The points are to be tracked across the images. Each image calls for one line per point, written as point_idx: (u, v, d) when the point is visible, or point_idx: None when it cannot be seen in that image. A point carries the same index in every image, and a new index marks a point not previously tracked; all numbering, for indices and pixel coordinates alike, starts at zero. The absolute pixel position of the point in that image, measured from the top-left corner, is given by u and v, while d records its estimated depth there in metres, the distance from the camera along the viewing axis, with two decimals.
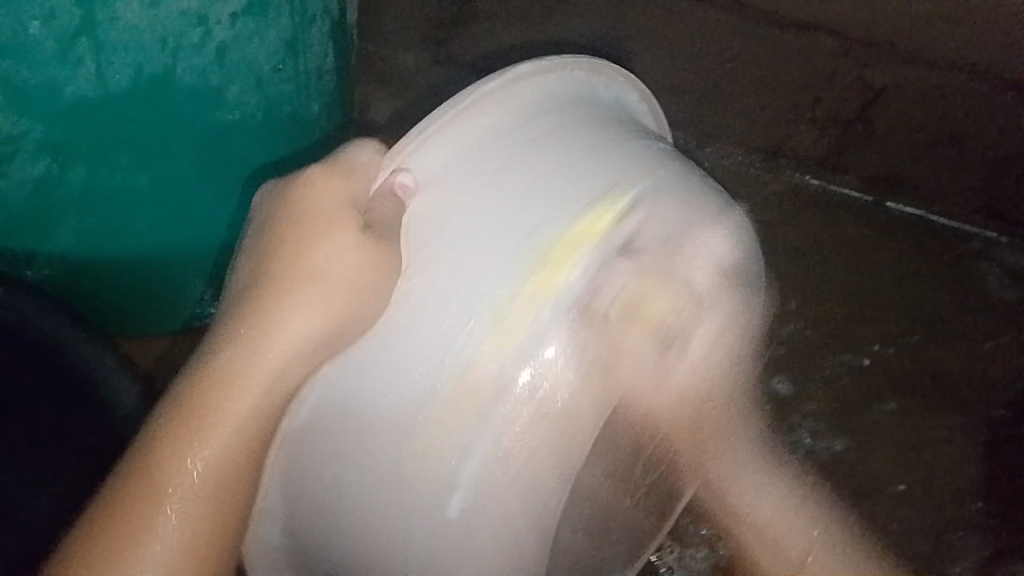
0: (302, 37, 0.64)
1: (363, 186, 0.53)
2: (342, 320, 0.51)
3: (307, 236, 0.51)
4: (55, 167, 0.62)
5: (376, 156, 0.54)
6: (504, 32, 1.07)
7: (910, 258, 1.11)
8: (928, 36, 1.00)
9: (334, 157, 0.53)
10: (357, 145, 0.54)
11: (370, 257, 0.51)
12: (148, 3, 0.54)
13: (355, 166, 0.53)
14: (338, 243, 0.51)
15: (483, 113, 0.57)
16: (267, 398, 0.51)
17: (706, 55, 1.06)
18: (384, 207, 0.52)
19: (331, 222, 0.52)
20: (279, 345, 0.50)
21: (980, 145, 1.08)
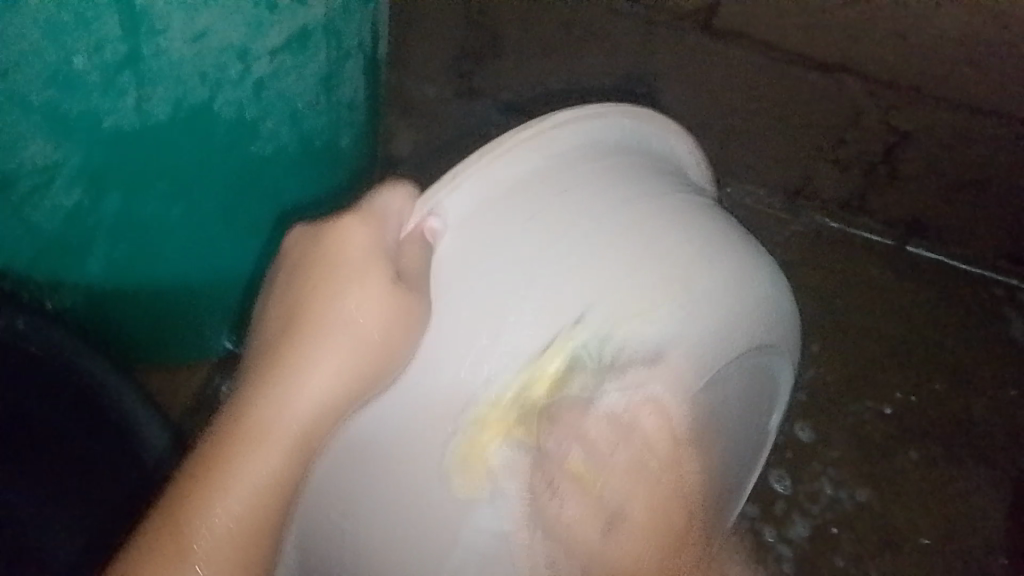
0: (337, 72, 0.63)
1: (391, 230, 0.49)
2: (364, 374, 0.49)
3: (331, 287, 0.49)
4: (87, 196, 0.61)
5: (408, 201, 0.50)
6: (524, 65, 1.06)
7: (932, 303, 1.13)
8: (959, 83, 0.95)
9: (367, 201, 0.50)
10: (389, 188, 0.50)
11: (395, 306, 0.48)
12: (192, 38, 0.53)
13: (388, 214, 0.49)
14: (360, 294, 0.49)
15: (521, 158, 0.52)
16: (296, 449, 0.49)
17: (730, 96, 1.05)
18: (412, 254, 0.49)
19: (363, 274, 0.49)
20: (300, 398, 0.48)
21: (1003, 190, 1.06)
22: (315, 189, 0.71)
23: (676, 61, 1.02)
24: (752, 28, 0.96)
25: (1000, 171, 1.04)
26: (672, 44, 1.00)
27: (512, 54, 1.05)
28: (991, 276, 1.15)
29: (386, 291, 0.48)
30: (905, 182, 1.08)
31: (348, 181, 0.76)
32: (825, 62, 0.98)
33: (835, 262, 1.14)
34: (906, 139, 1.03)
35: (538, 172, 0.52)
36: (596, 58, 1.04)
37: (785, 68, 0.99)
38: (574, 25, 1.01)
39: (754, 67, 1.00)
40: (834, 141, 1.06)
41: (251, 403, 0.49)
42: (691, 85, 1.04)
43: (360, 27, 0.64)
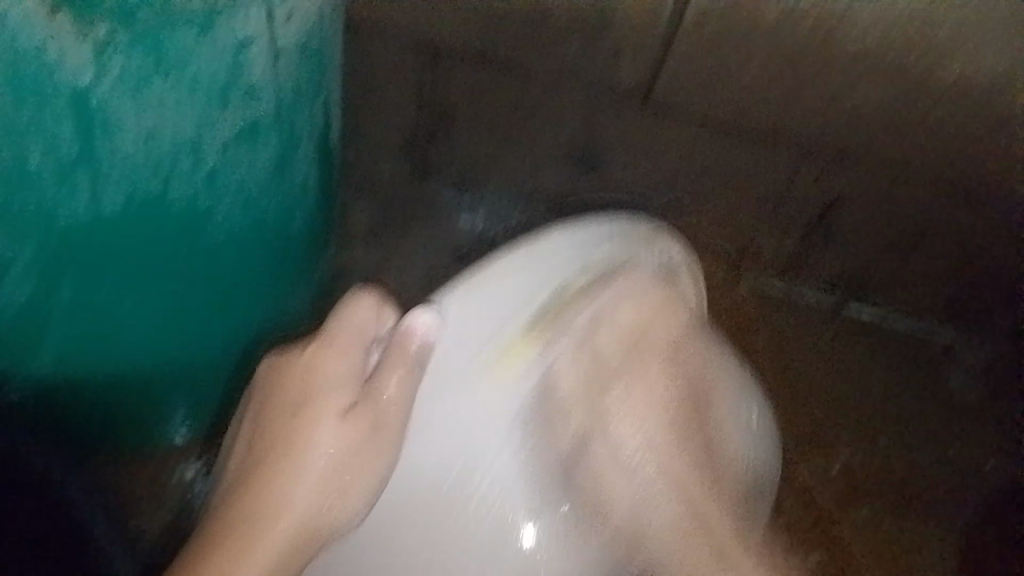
0: (287, 158, 0.66)
1: (357, 358, 0.67)
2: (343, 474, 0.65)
3: (311, 413, 0.65)
4: (41, 289, 0.61)
5: (370, 317, 0.68)
6: (475, 143, 1.09)
7: (887, 362, 1.11)
8: (887, 149, 1.02)
9: (336, 328, 0.67)
10: (354, 316, 0.68)
11: (371, 433, 0.64)
12: (144, 136, 0.54)
13: (358, 339, 0.68)
14: (338, 424, 0.65)
15: (506, 279, 0.68)
16: (293, 537, 0.62)
17: (671, 166, 1.08)
18: (392, 375, 0.64)
19: (330, 395, 0.66)
20: (297, 495, 0.64)
21: (940, 249, 1.09)
22: (268, 267, 0.73)
23: (618, 130, 1.07)
24: (687, 101, 1.02)
25: (934, 229, 1.08)
26: (612, 117, 1.06)
27: (466, 125, 1.08)
28: None
29: (359, 420, 0.65)
30: (839, 240, 1.11)
31: (300, 256, 0.78)
32: (761, 128, 1.03)
33: (790, 320, 1.11)
34: (837, 204, 1.08)
35: (515, 292, 0.67)
36: (546, 133, 1.08)
37: (718, 138, 1.06)
38: (523, 100, 1.06)
39: (692, 136, 1.06)
40: (772, 204, 1.09)
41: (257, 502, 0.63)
42: (639, 155, 1.08)
43: (309, 113, 0.66)
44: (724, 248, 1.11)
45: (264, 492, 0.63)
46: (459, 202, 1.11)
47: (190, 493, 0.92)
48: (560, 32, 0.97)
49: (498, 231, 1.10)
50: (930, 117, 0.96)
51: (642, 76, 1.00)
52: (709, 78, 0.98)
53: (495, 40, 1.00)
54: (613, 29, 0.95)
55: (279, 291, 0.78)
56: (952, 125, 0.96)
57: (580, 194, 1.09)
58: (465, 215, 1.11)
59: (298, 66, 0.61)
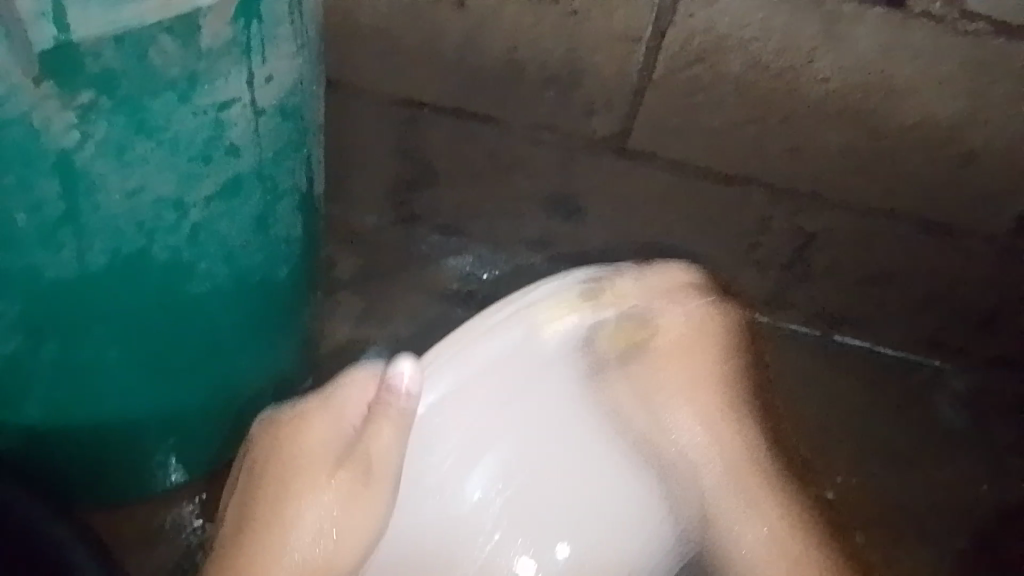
0: (271, 212, 0.68)
1: (350, 420, 0.64)
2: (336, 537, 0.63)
3: (307, 472, 0.63)
4: (30, 342, 0.64)
5: (369, 384, 0.64)
6: (458, 190, 1.13)
7: (869, 388, 1.19)
8: (856, 188, 1.04)
9: (331, 394, 0.64)
10: (352, 381, 0.65)
11: (363, 486, 0.63)
12: (128, 194, 0.57)
13: (347, 404, 0.64)
14: (330, 478, 0.63)
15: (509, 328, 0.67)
16: None
17: (648, 209, 1.12)
18: (380, 439, 0.62)
19: (320, 461, 0.64)
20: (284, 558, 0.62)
21: (913, 279, 1.13)
22: (254, 317, 0.75)
23: (598, 178, 1.09)
24: (663, 149, 1.04)
25: (904, 263, 1.11)
26: (591, 165, 1.07)
27: (446, 182, 1.12)
28: (916, 358, 1.21)
29: (349, 476, 0.63)
30: (817, 275, 1.15)
31: (287, 308, 0.80)
32: (732, 174, 1.05)
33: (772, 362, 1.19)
34: (812, 239, 1.11)
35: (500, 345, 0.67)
36: (522, 180, 1.11)
37: (696, 181, 1.07)
38: (501, 154, 1.08)
39: (665, 183, 1.08)
40: (748, 252, 1.14)
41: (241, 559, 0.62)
42: (618, 209, 1.12)
43: (293, 171, 0.68)
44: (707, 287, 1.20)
45: (258, 555, 0.62)
46: (445, 249, 1.20)
47: (188, 537, 0.92)
48: (537, 87, 1.00)
49: (490, 273, 1.19)
50: (895, 155, 0.99)
51: (616, 125, 1.02)
52: (683, 126, 1.01)
53: (473, 94, 1.01)
54: (588, 84, 0.98)
55: (268, 340, 0.80)
56: (917, 162, 0.99)
57: (562, 242, 1.18)
58: (451, 260, 1.19)
59: (281, 126, 0.63)
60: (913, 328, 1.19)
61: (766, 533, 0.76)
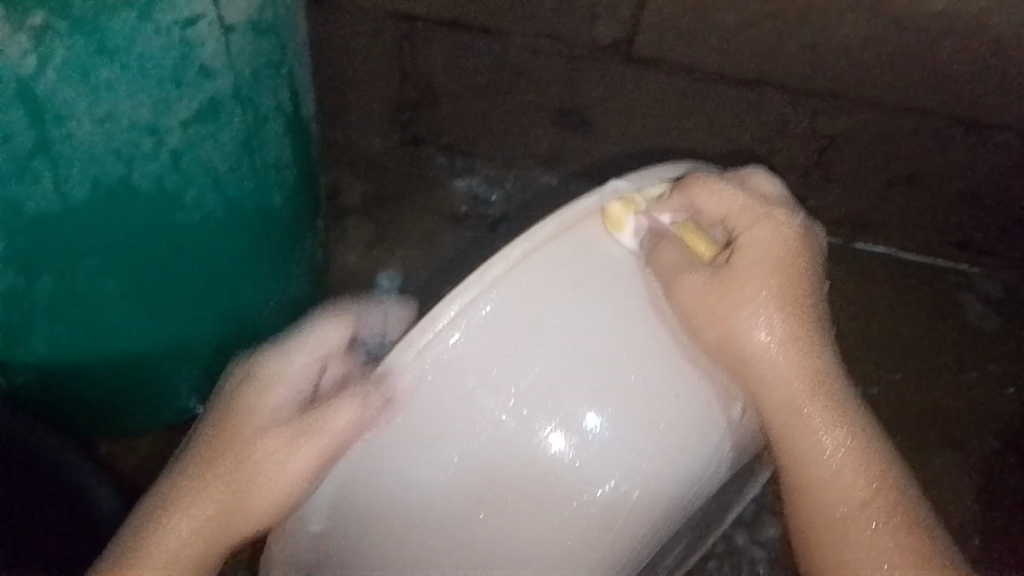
0: (256, 135, 0.65)
1: (310, 364, 0.54)
2: (277, 504, 0.52)
3: (248, 419, 0.53)
4: (24, 279, 0.63)
5: (339, 334, 0.54)
6: (461, 108, 1.10)
7: (895, 296, 1.18)
8: (877, 86, 0.98)
9: (307, 334, 0.54)
10: (326, 326, 0.54)
11: (298, 446, 0.51)
12: (98, 120, 0.55)
13: (316, 346, 0.54)
14: (273, 429, 0.52)
15: (538, 269, 0.51)
16: (203, 554, 0.53)
17: (656, 119, 1.08)
18: (341, 403, 0.50)
19: (261, 420, 0.53)
20: (215, 515, 0.53)
21: (939, 181, 1.08)
22: (252, 245, 0.74)
23: (607, 88, 1.05)
24: (672, 56, 0.99)
25: (931, 162, 1.06)
26: (597, 76, 1.03)
27: (449, 101, 1.09)
28: (942, 263, 1.19)
29: (294, 439, 0.51)
30: (840, 180, 1.11)
31: (288, 234, 0.79)
32: (745, 78, 1.00)
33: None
34: (834, 141, 1.06)
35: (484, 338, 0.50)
36: (524, 95, 1.07)
37: (708, 86, 1.02)
38: (503, 68, 1.04)
39: (676, 89, 1.03)
40: (765, 160, 1.10)
41: (173, 498, 0.53)
42: (627, 118, 1.08)
43: (275, 94, 0.66)
44: None
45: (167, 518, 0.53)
46: (455, 168, 1.19)
47: None
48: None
49: (498, 193, 1.19)
50: (918, 51, 0.93)
51: (620, 31, 0.97)
52: (693, 31, 0.95)
53: (469, 8, 0.96)
54: None
55: (271, 267, 0.79)
56: (942, 55, 0.93)
57: (573, 157, 1.16)
58: (460, 180, 1.19)
59: (255, 42, 0.60)
60: (938, 231, 1.15)
61: (832, 451, 0.55)
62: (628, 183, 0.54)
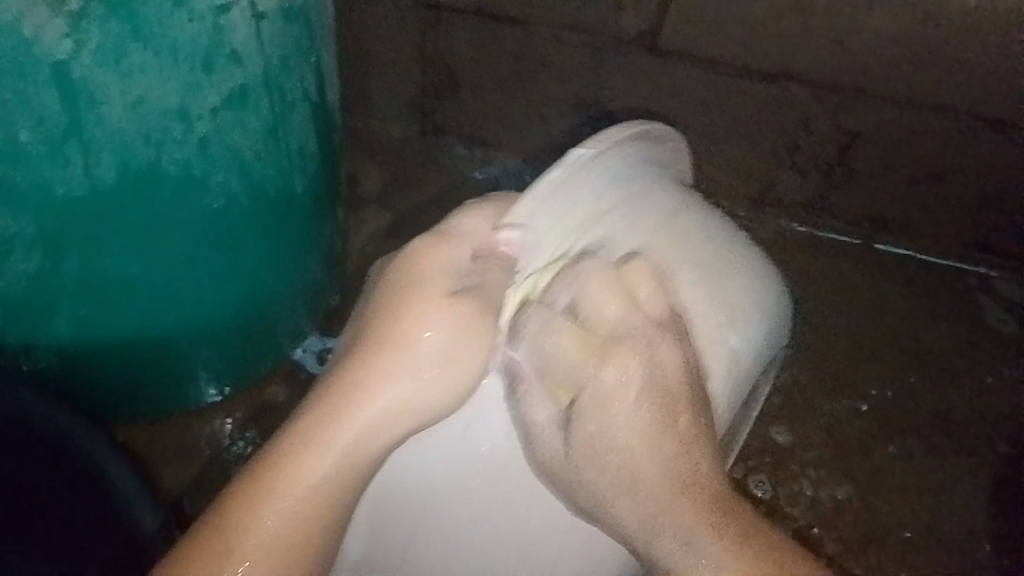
0: (283, 122, 0.65)
1: (464, 253, 0.54)
2: (422, 399, 0.51)
3: (411, 303, 0.52)
4: (49, 260, 0.64)
5: (483, 222, 0.54)
6: (482, 97, 1.10)
7: (916, 300, 1.14)
8: (902, 83, 0.97)
9: (447, 225, 0.55)
10: (465, 214, 0.55)
11: (457, 319, 0.52)
12: (130, 105, 0.55)
13: (457, 235, 0.54)
14: (439, 309, 0.52)
15: (542, 233, 0.51)
16: (347, 460, 0.50)
17: (678, 113, 1.07)
18: (494, 271, 0.53)
19: (425, 295, 0.52)
20: (359, 418, 0.50)
21: (963, 180, 1.07)
22: (275, 232, 0.74)
23: (629, 80, 1.04)
24: (696, 47, 0.99)
25: (954, 161, 1.05)
26: (621, 68, 1.03)
27: (470, 89, 1.09)
28: (962, 265, 1.17)
29: (464, 307, 0.52)
30: (861, 179, 1.10)
31: (310, 222, 0.79)
32: (769, 72, 0.99)
33: (802, 263, 1.16)
34: (857, 139, 1.05)
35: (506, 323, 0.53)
36: (546, 85, 1.06)
37: (731, 80, 1.01)
38: (527, 57, 1.04)
39: (698, 82, 1.02)
40: (787, 157, 1.09)
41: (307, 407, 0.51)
42: (648, 111, 1.07)
43: (303, 79, 0.66)
44: (743, 195, 1.16)
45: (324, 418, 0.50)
46: (472, 159, 1.17)
47: (229, 451, 0.93)
48: None
49: (517, 185, 1.16)
50: (944, 48, 0.93)
51: (644, 22, 0.97)
52: (717, 23, 0.96)
53: None
54: None
55: (291, 255, 0.79)
56: (967, 53, 0.93)
57: None
58: (479, 172, 1.17)
59: (286, 30, 0.60)
60: (958, 232, 1.14)
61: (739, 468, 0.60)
62: (590, 153, 0.53)
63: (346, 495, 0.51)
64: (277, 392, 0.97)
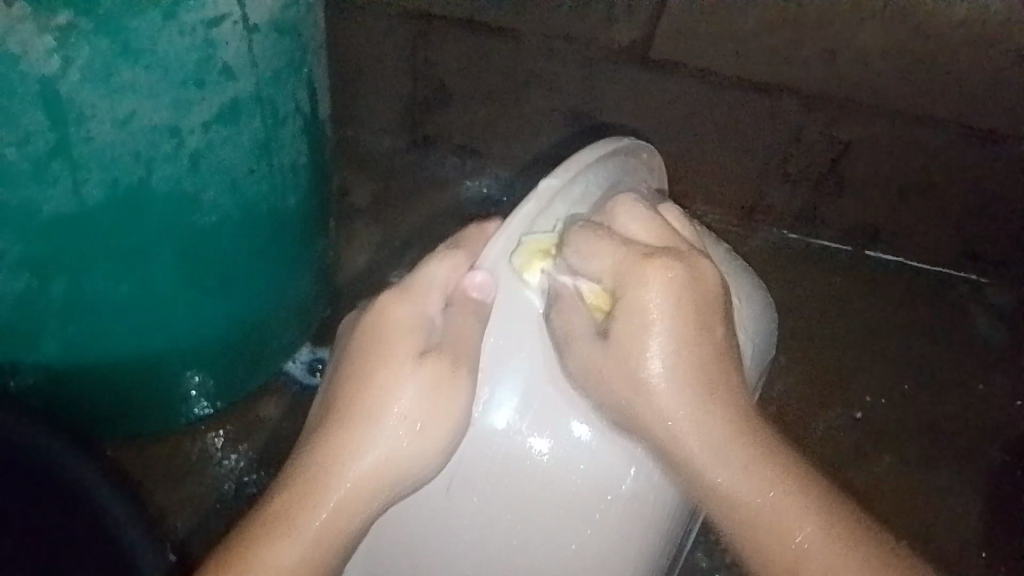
0: (274, 137, 0.64)
1: (430, 306, 0.57)
2: (404, 454, 0.54)
3: (382, 361, 0.55)
4: (36, 281, 0.62)
5: (454, 271, 0.57)
6: (472, 108, 1.09)
7: (907, 310, 1.15)
8: (893, 95, 0.98)
9: (410, 279, 0.58)
10: (432, 263, 0.58)
11: (431, 374, 0.54)
12: (119, 122, 0.54)
13: (428, 288, 0.57)
14: (410, 367, 0.55)
15: (508, 266, 0.56)
16: (337, 512, 0.53)
17: (670, 124, 1.06)
18: (461, 318, 0.55)
19: (393, 354, 0.55)
20: (345, 472, 0.53)
21: (953, 190, 1.07)
22: (266, 246, 0.73)
23: (622, 90, 1.03)
24: (688, 59, 0.98)
25: (944, 171, 1.05)
26: (612, 79, 1.02)
27: (460, 99, 1.08)
28: (952, 276, 1.18)
29: (430, 364, 0.54)
30: (852, 189, 1.10)
31: (301, 236, 0.78)
32: (761, 83, 0.99)
33: (793, 273, 1.16)
34: (848, 149, 1.05)
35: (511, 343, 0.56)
36: (537, 96, 1.06)
37: (723, 92, 1.01)
38: (517, 68, 1.03)
39: (690, 93, 1.02)
40: (777, 168, 1.09)
41: (297, 465, 0.54)
42: (640, 119, 1.06)
43: (295, 94, 0.65)
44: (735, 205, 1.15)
45: (310, 485, 0.53)
46: (463, 171, 1.16)
47: (218, 466, 0.92)
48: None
49: (508, 195, 1.16)
50: (934, 59, 0.93)
51: (637, 34, 0.97)
52: (709, 35, 0.95)
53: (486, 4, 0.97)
54: None
55: (283, 269, 0.78)
56: (956, 65, 0.93)
57: None
58: (468, 183, 1.16)
59: (277, 44, 0.59)
60: (949, 242, 1.14)
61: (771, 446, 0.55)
62: (555, 182, 0.57)
63: (344, 533, 0.54)
64: (269, 406, 0.96)
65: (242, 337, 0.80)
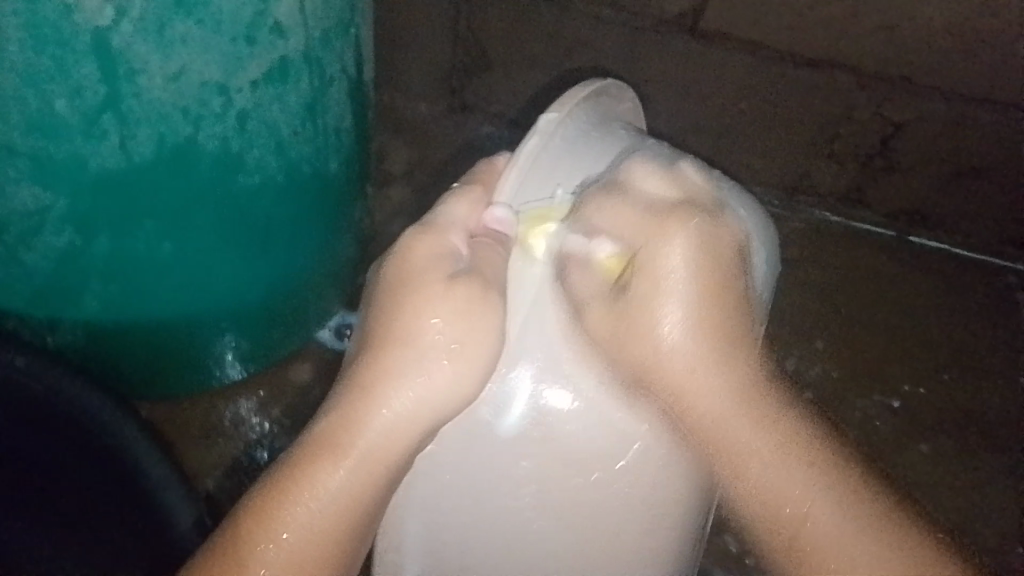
0: (321, 98, 0.63)
1: (453, 238, 0.53)
2: (445, 383, 0.50)
3: (410, 294, 0.51)
4: (80, 236, 0.62)
5: (473, 210, 0.53)
6: (512, 76, 1.07)
7: (954, 293, 1.11)
8: (952, 72, 0.94)
9: (430, 215, 0.54)
10: (449, 201, 0.54)
11: (465, 302, 0.50)
12: (169, 78, 0.53)
13: (449, 223, 0.53)
14: (442, 297, 0.50)
15: (523, 206, 0.53)
16: (379, 448, 0.50)
17: (716, 98, 1.03)
18: (488, 253, 0.52)
19: (424, 283, 0.51)
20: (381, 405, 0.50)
21: (1002, 175, 1.04)
22: (307, 208, 0.71)
23: (667, 63, 1.01)
24: (740, 30, 0.96)
25: (998, 154, 1.02)
26: (660, 50, 1.00)
27: (501, 66, 1.06)
28: (999, 263, 1.14)
29: (461, 293, 0.50)
30: (899, 172, 1.07)
31: (342, 201, 0.77)
32: (814, 58, 0.96)
33: (834, 256, 1.12)
34: (900, 130, 1.01)
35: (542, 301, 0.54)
36: (581, 65, 1.03)
37: (775, 65, 0.98)
38: (562, 35, 1.01)
39: (739, 67, 0.99)
40: (824, 145, 1.06)
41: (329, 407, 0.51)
42: (686, 91, 1.03)
43: (342, 55, 0.63)
44: (779, 183, 1.12)
45: (346, 414, 0.50)
46: (499, 138, 1.12)
47: (247, 433, 0.92)
48: None
49: None
50: (994, 37, 0.90)
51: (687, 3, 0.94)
52: (763, 6, 0.92)
53: None
54: None
55: (323, 232, 0.77)
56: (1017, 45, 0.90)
57: None
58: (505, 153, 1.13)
59: (329, 0, 0.58)
60: (996, 228, 1.11)
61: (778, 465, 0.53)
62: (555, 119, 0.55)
63: (390, 465, 0.51)
64: (301, 372, 0.96)
65: (276, 298, 0.79)
